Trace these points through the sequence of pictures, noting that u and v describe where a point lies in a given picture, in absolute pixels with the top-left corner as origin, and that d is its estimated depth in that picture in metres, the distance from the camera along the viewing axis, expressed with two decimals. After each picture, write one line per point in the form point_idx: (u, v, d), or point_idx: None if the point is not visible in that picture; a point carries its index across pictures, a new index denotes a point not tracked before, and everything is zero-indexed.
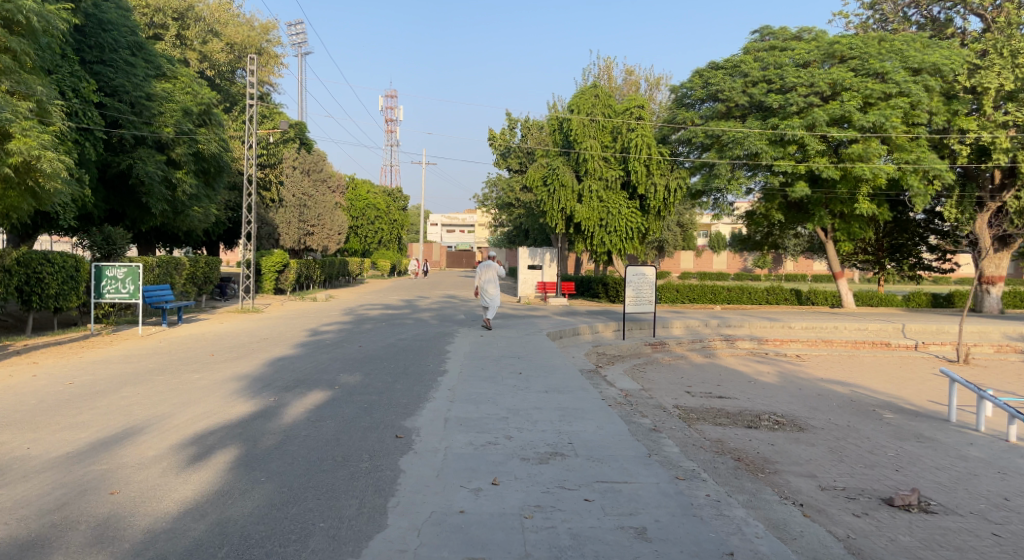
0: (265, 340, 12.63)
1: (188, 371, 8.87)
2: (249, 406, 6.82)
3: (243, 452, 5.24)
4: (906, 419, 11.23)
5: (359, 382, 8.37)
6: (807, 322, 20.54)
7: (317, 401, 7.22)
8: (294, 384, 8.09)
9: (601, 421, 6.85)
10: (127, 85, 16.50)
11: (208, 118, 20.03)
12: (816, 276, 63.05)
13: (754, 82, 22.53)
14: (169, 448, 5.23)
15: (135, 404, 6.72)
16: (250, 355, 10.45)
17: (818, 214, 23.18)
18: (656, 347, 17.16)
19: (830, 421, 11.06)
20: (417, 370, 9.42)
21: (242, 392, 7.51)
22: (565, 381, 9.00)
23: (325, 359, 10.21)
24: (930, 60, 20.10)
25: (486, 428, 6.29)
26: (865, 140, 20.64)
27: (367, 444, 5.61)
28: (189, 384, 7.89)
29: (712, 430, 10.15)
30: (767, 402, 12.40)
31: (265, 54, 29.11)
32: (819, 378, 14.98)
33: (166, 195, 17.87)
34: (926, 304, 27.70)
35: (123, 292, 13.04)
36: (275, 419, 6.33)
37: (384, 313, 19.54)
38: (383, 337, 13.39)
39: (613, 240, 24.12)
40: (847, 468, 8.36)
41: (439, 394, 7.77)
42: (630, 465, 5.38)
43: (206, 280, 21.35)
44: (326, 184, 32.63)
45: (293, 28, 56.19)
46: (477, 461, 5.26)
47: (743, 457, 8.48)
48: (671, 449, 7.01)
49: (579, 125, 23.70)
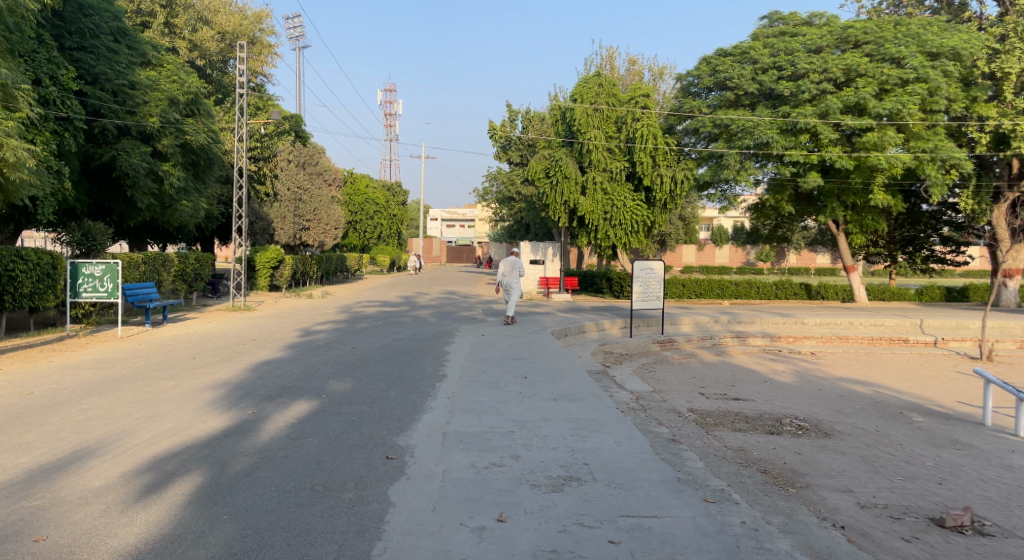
0: (254, 341, 11.87)
1: (162, 377, 8.10)
2: (222, 420, 6.08)
3: (206, 480, 4.52)
4: (938, 423, 10.49)
5: (348, 390, 7.63)
6: (820, 317, 19.72)
7: (301, 414, 6.47)
8: (277, 393, 7.35)
9: (618, 435, 6.11)
10: (108, 73, 15.76)
11: (197, 107, 19.17)
12: (819, 269, 62.26)
13: (764, 69, 21.68)
14: (120, 476, 4.51)
15: (94, 419, 5.99)
16: (234, 359, 9.68)
17: (829, 206, 22.36)
18: (664, 344, 16.43)
19: (857, 425, 10.31)
20: (414, 375, 8.68)
21: (218, 403, 6.77)
22: (575, 387, 8.24)
23: (314, 363, 9.47)
24: (949, 44, 19.20)
25: (489, 446, 5.56)
26: (881, 128, 19.75)
27: (353, 468, 4.89)
28: (160, 394, 7.14)
29: (732, 436, 9.41)
30: (786, 405, 11.65)
31: (258, 43, 28.35)
32: (838, 378, 14.23)
33: (153, 189, 17.07)
34: (939, 298, 26.90)
35: (101, 291, 12.33)
36: (250, 436, 5.61)
37: (381, 310, 18.77)
38: (378, 337, 12.66)
39: (618, 234, 23.37)
40: (884, 480, 7.61)
41: (436, 404, 7.04)
42: (658, 493, 4.65)
43: (197, 276, 20.51)
44: (322, 177, 31.88)
45: (291, 22, 55.26)
46: (480, 489, 4.53)
47: (770, 470, 7.74)
48: (696, 465, 6.32)
49: (581, 114, 22.85)
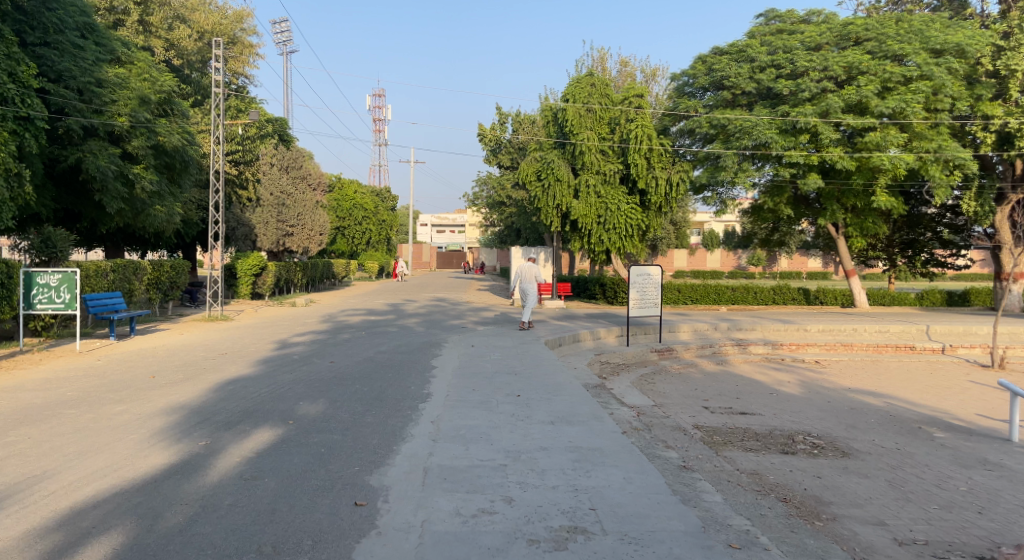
0: (224, 355, 10.98)
1: (110, 401, 7.20)
2: (166, 455, 5.20)
3: (129, 542, 3.66)
4: (961, 439, 9.80)
5: (320, 413, 6.78)
6: (823, 323, 19.08)
7: (261, 445, 5.61)
8: (239, 418, 6.49)
9: (626, 467, 5.31)
10: (73, 70, 14.83)
11: (169, 107, 18.44)
12: (812, 273, 62.01)
13: (762, 67, 21.06)
14: (20, 540, 3.65)
15: (15, 456, 5.11)
16: (198, 377, 8.78)
17: (829, 209, 21.71)
18: (662, 353, 15.67)
19: (875, 442, 9.57)
20: (395, 394, 7.85)
21: (167, 433, 5.89)
22: (573, 407, 7.42)
23: (286, 380, 8.61)
24: (953, 41, 18.65)
25: (478, 485, 4.73)
26: (883, 127, 19.21)
27: (314, 521, 4.06)
28: (102, 423, 6.23)
29: (743, 458, 8.63)
30: (797, 420, 10.88)
31: (239, 43, 27.49)
32: (847, 388, 13.55)
33: (122, 193, 16.20)
34: (941, 302, 26.38)
35: (57, 303, 11.40)
36: (196, 476, 4.75)
37: (366, 319, 17.88)
38: (359, 350, 11.79)
39: (612, 238, 22.64)
40: (918, 510, 6.84)
41: (419, 430, 6.22)
42: (682, 549, 3.83)
43: (173, 285, 19.52)
44: (306, 181, 30.99)
45: (277, 26, 54.43)
46: (466, 548, 3.71)
47: (791, 499, 6.95)
48: (714, 500, 5.54)
49: (573, 115, 22.25)
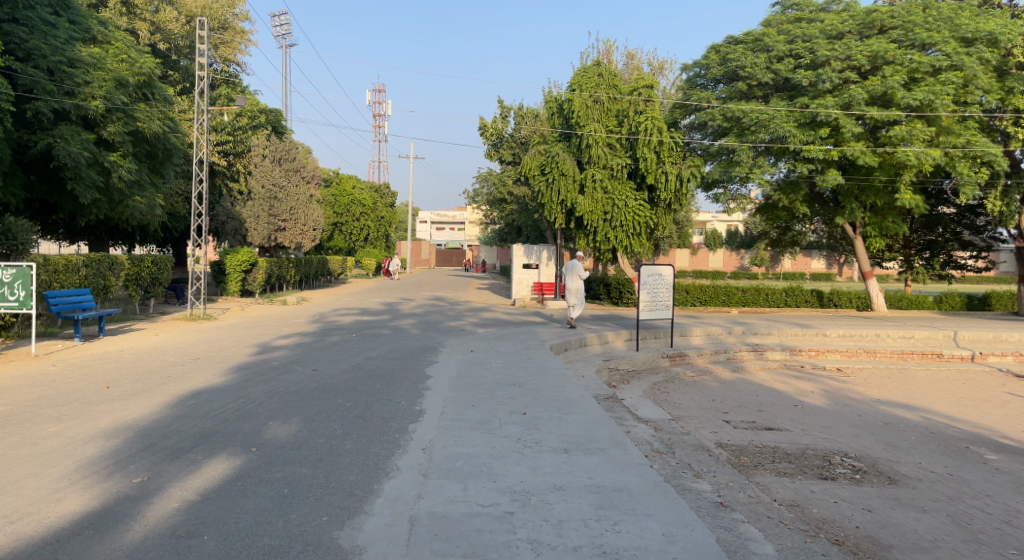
0: (195, 361, 9.86)
1: (46, 419, 6.13)
2: (85, 500, 4.13)
3: None
4: (1015, 462, 8.77)
5: (290, 438, 5.70)
6: (844, 328, 18.00)
7: (212, 483, 4.55)
8: (193, 444, 5.43)
9: (662, 517, 4.24)
10: (43, 48, 13.75)
11: (150, 91, 17.32)
12: (816, 274, 60.99)
13: (779, 57, 20.07)
14: None
15: None
16: (159, 388, 7.71)
17: (848, 207, 20.69)
18: (675, 359, 14.56)
19: (923, 466, 8.51)
20: (382, 412, 6.79)
21: (97, 465, 4.81)
22: (588, 429, 6.34)
23: (258, 393, 7.54)
24: (985, 29, 17.62)
25: (480, 546, 3.67)
26: (909, 122, 18.05)
27: None
28: (25, 450, 5.16)
29: (779, 485, 7.55)
30: (830, 438, 9.82)
31: (230, 29, 26.43)
32: (876, 400, 12.52)
33: (98, 181, 15.07)
34: (960, 306, 25.37)
35: (9, 300, 10.29)
36: (114, 532, 3.68)
37: (358, 320, 16.77)
38: (346, 355, 10.71)
39: (618, 236, 21.56)
40: (996, 556, 5.77)
41: (408, 462, 5.15)
42: None
43: (155, 281, 18.36)
44: (298, 171, 29.21)
45: (277, 19, 53.36)
46: None
47: (844, 540, 5.87)
48: (768, 553, 4.43)
49: (580, 106, 21.26)
